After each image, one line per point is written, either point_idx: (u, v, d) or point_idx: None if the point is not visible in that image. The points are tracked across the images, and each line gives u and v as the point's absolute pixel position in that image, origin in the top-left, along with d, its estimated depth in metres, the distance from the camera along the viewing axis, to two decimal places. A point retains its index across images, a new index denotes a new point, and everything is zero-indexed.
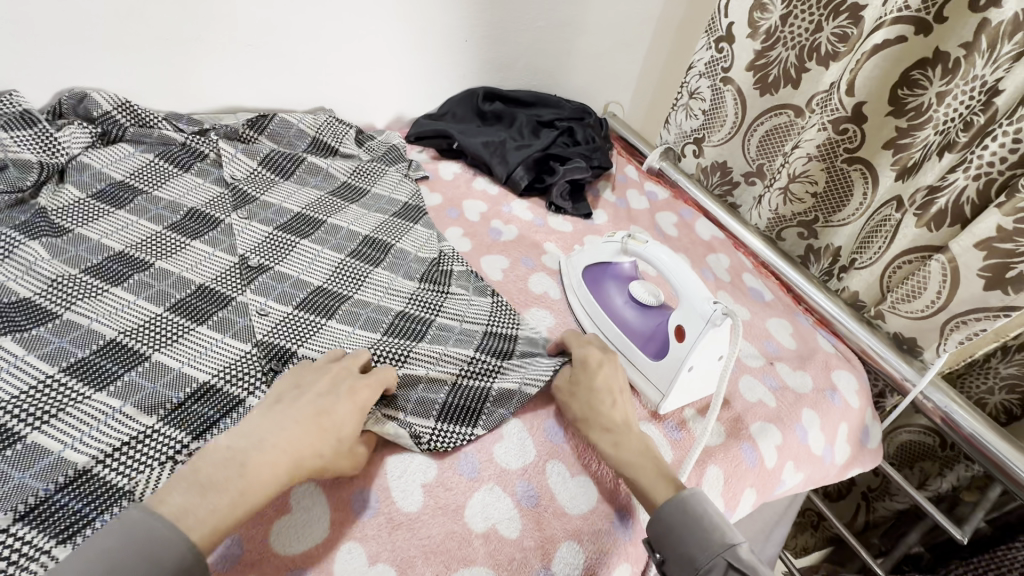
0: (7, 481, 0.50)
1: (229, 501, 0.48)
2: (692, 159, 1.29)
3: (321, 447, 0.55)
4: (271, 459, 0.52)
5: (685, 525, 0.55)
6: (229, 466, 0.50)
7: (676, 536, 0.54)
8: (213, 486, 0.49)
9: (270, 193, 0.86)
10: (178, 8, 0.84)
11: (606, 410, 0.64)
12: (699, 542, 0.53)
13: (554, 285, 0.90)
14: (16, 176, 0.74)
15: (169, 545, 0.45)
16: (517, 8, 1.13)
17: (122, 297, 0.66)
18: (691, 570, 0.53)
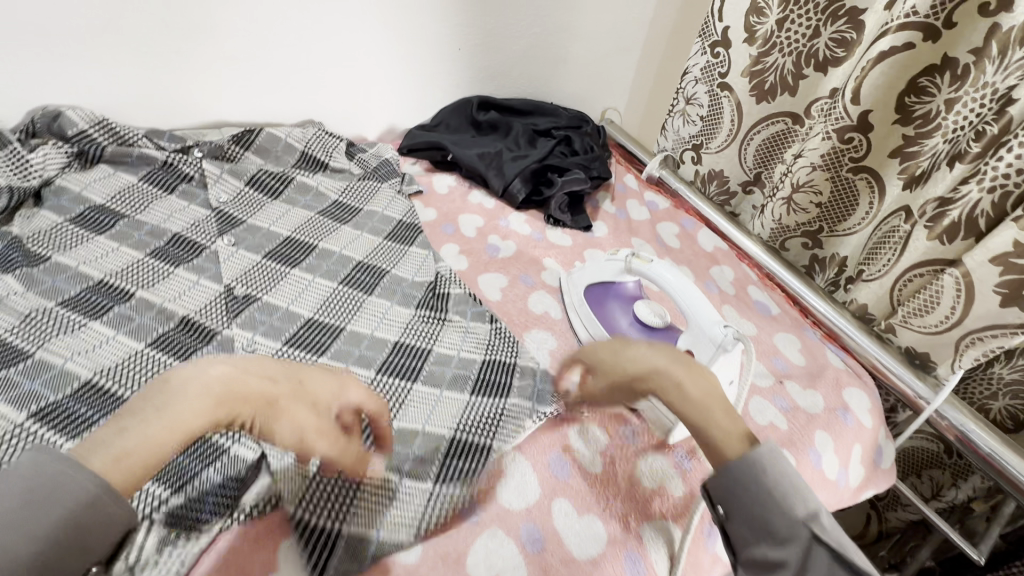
0: None
1: (150, 435, 0.45)
2: (690, 165, 1.25)
3: (268, 375, 0.53)
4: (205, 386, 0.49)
5: (764, 492, 0.50)
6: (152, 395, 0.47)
7: (748, 507, 0.51)
8: (135, 414, 0.46)
9: (258, 216, 0.83)
10: (152, 20, 0.80)
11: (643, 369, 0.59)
12: (776, 510, 0.50)
13: (555, 304, 0.86)
14: None
15: (69, 486, 0.41)
16: (509, 14, 1.10)
17: (99, 332, 0.61)
18: (768, 537, 0.50)
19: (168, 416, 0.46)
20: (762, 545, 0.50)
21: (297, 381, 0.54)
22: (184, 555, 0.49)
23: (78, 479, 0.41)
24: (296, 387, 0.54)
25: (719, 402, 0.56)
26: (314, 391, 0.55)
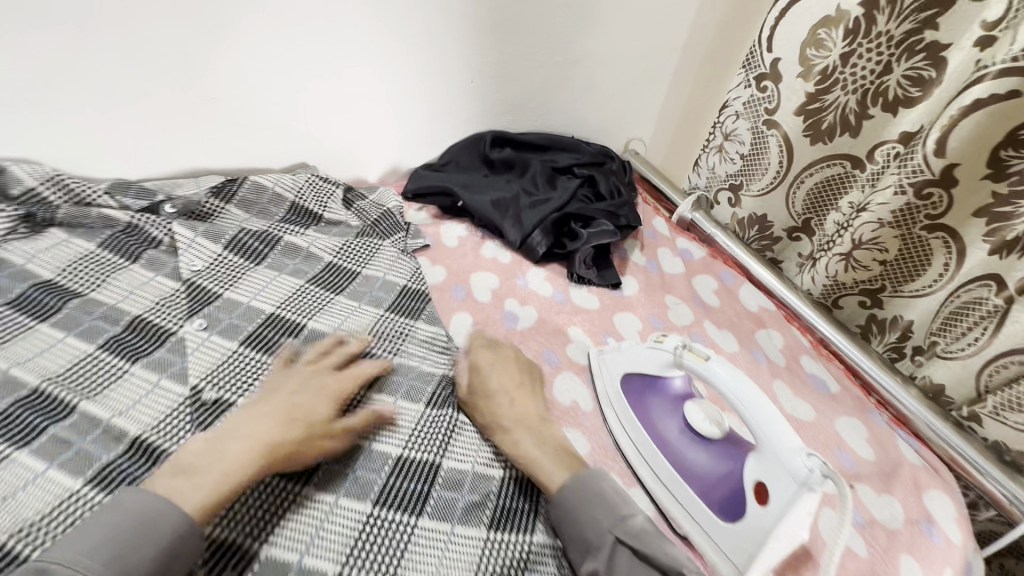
0: None
1: (220, 482, 0.47)
2: (727, 207, 1.12)
3: (290, 433, 0.53)
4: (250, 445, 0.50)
5: (585, 501, 0.56)
6: (206, 454, 0.49)
7: (573, 519, 0.56)
8: (197, 470, 0.48)
9: (237, 287, 0.71)
10: (114, 60, 0.68)
11: (504, 408, 0.64)
12: (587, 523, 0.55)
13: (585, 391, 0.73)
14: None
15: (164, 521, 0.43)
16: (529, 42, 0.97)
17: (22, 465, 0.49)
18: (586, 549, 0.54)
19: (229, 464, 0.48)
20: (582, 556, 0.55)
21: (301, 414, 0.55)
22: None
23: (168, 513, 0.44)
24: (308, 420, 0.55)
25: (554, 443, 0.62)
26: (321, 414, 0.56)
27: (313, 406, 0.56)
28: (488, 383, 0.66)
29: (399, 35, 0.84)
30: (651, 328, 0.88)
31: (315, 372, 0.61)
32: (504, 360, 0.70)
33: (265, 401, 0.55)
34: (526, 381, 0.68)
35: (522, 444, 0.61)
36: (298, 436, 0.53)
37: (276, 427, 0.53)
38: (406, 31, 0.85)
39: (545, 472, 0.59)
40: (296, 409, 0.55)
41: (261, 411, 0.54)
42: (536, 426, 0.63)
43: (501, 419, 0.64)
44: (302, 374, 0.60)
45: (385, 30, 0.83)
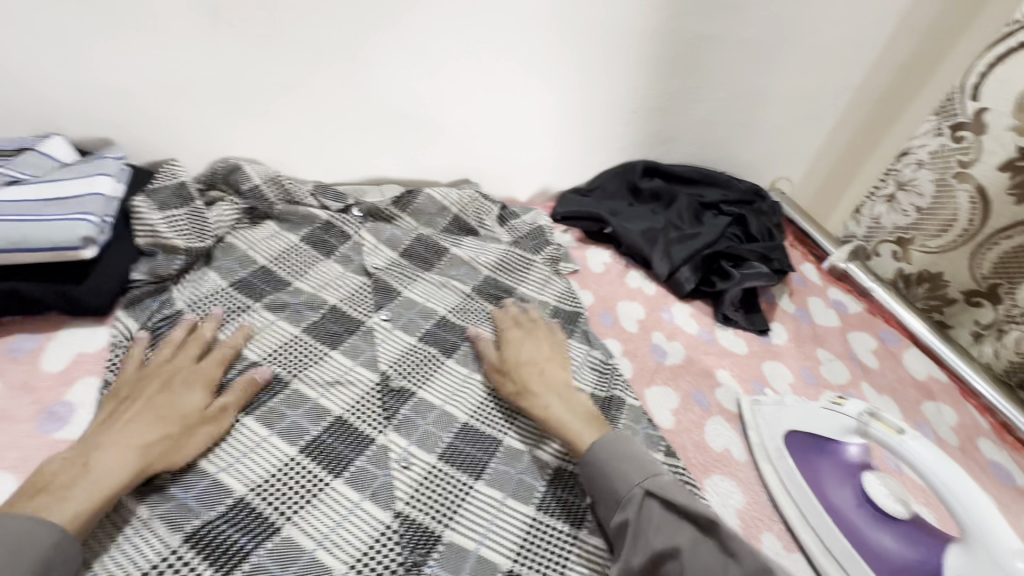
0: None
1: (86, 497, 0.45)
2: (890, 261, 1.06)
3: (158, 434, 0.50)
4: (120, 454, 0.48)
5: (615, 458, 0.56)
6: (75, 468, 0.46)
7: (603, 473, 0.56)
8: (61, 487, 0.45)
9: (413, 288, 0.77)
10: (337, 78, 0.76)
11: (531, 375, 0.64)
12: (616, 476, 0.55)
13: (737, 439, 0.70)
14: (162, 263, 0.66)
15: (33, 541, 0.41)
16: (699, 76, 0.96)
17: (252, 429, 0.56)
18: (615, 504, 0.54)
19: (99, 477, 0.46)
20: (613, 511, 0.54)
21: (170, 410, 0.52)
22: None
23: (38, 530, 0.42)
24: (176, 419, 0.52)
25: (581, 408, 0.62)
26: (191, 404, 0.54)
27: (180, 398, 0.54)
28: (520, 355, 0.67)
29: (574, 64, 0.87)
30: (804, 383, 0.83)
31: (182, 363, 0.57)
32: (535, 339, 0.69)
33: (124, 407, 0.52)
34: (554, 352, 0.68)
35: (550, 408, 0.61)
36: (174, 432, 0.51)
37: (148, 427, 0.50)
38: (582, 61, 0.87)
39: (571, 430, 0.60)
40: (162, 407, 0.52)
41: (123, 421, 0.50)
42: (565, 393, 0.63)
43: (538, 383, 0.64)
44: (162, 370, 0.55)
45: (564, 59, 0.86)
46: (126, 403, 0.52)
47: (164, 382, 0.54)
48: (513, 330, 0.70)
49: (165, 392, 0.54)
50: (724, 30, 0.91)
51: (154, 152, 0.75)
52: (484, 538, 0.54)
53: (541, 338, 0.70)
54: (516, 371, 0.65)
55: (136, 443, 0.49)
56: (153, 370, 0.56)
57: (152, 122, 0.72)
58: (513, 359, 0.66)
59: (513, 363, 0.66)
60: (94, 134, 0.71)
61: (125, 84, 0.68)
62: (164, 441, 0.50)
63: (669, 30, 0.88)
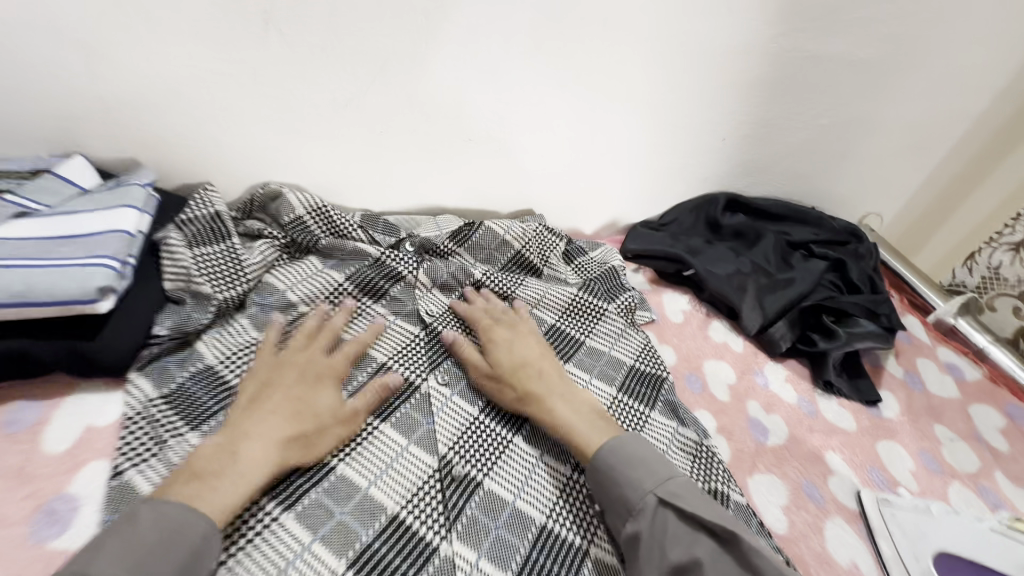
0: None
1: (234, 488, 0.44)
2: (1010, 318, 0.91)
3: (306, 428, 0.50)
4: (269, 446, 0.48)
5: (628, 464, 0.52)
6: (222, 456, 0.46)
7: (613, 478, 0.52)
8: (214, 475, 0.44)
9: (472, 341, 0.66)
10: (398, 97, 0.66)
11: (528, 376, 0.59)
12: (626, 483, 0.51)
13: (863, 550, 0.58)
14: (190, 315, 0.56)
15: (187, 531, 0.40)
16: (800, 102, 0.84)
17: (292, 534, 0.46)
18: (626, 513, 0.50)
19: (243, 470, 0.45)
20: (623, 521, 0.51)
21: (309, 406, 0.51)
22: None
23: (191, 521, 0.41)
24: (315, 412, 0.51)
25: (585, 412, 0.57)
26: (334, 398, 0.53)
27: (317, 394, 0.53)
28: (513, 355, 0.61)
29: (664, 86, 0.76)
30: (927, 471, 0.70)
31: (313, 354, 0.56)
32: (522, 336, 0.64)
33: (270, 391, 0.51)
34: (542, 350, 0.63)
35: (555, 413, 0.57)
36: (311, 425, 0.51)
37: (289, 418, 0.50)
38: (674, 82, 0.76)
39: (582, 436, 0.55)
40: (303, 400, 0.51)
41: (270, 409, 0.50)
42: (569, 394, 0.59)
43: (536, 387, 0.58)
44: (297, 364, 0.54)
45: (652, 80, 0.75)
46: (270, 389, 0.52)
47: (306, 374, 0.54)
48: (498, 330, 0.64)
49: (309, 383, 0.53)
50: (839, 50, 0.79)
51: (190, 175, 0.66)
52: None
53: (528, 336, 0.64)
54: (514, 377, 0.59)
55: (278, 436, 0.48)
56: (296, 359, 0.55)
57: (188, 143, 0.63)
58: (507, 361, 0.60)
59: (508, 366, 0.60)
60: (122, 155, 0.62)
61: (159, 100, 0.59)
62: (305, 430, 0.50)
63: (777, 50, 0.76)
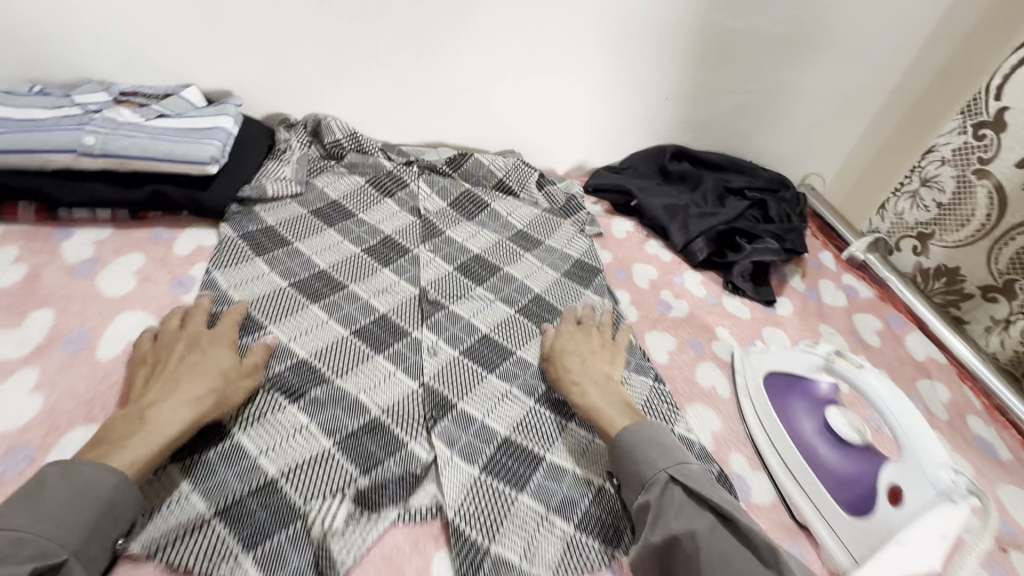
0: (216, 476, 0.52)
1: (143, 445, 0.48)
2: (910, 255, 1.10)
3: (207, 384, 0.54)
4: (176, 404, 0.51)
5: (644, 443, 0.57)
6: (130, 424, 0.49)
7: (629, 457, 0.57)
8: (121, 439, 0.48)
9: (454, 230, 0.89)
10: (411, 54, 0.92)
11: (578, 367, 0.67)
12: (642, 460, 0.56)
13: (724, 380, 0.79)
14: (271, 185, 0.83)
15: (101, 481, 0.44)
16: (731, 68, 1.06)
17: (319, 313, 0.70)
18: (638, 485, 0.55)
19: (153, 426, 0.49)
20: (636, 493, 0.55)
21: (209, 367, 0.56)
22: (368, 532, 0.51)
23: (103, 478, 0.45)
24: (220, 373, 0.56)
25: (620, 403, 0.63)
26: (226, 360, 0.57)
27: (213, 357, 0.57)
28: (567, 346, 0.70)
29: (614, 52, 0.99)
30: None
31: (200, 331, 0.60)
32: (584, 335, 0.73)
33: (157, 373, 0.54)
34: (602, 348, 0.71)
35: (587, 394, 0.64)
36: (218, 381, 0.55)
37: (193, 382, 0.53)
38: (622, 49, 0.99)
39: (606, 420, 0.61)
40: (199, 365, 0.55)
41: (168, 379, 0.54)
42: (604, 386, 0.65)
43: (580, 374, 0.66)
44: (186, 337, 0.58)
45: (603, 47, 0.98)
46: (155, 373, 0.55)
47: (199, 349, 0.58)
48: (568, 326, 0.74)
49: (191, 352, 0.57)
50: (756, 27, 1.00)
51: (266, 105, 0.94)
52: (488, 414, 0.64)
53: (595, 337, 0.73)
54: (560, 361, 0.69)
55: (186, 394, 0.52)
56: (182, 336, 0.59)
57: (266, 81, 0.91)
58: (558, 351, 0.70)
59: (560, 353, 0.70)
60: (221, 88, 0.90)
61: (251, 49, 0.87)
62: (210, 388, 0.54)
63: (702, 26, 0.98)
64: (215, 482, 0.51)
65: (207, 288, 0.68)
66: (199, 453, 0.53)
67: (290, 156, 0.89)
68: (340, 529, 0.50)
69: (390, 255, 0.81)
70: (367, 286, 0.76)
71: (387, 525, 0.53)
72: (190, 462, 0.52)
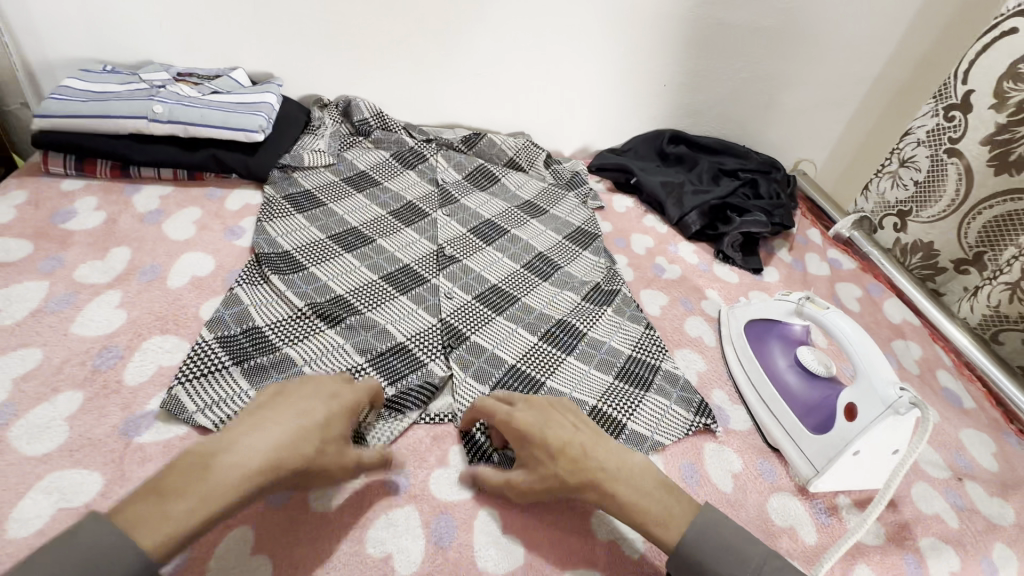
0: (269, 377, 0.61)
1: (193, 511, 0.42)
2: (891, 232, 1.15)
3: (290, 450, 0.47)
4: (242, 471, 0.45)
5: (717, 549, 0.50)
6: (193, 473, 0.44)
7: (706, 571, 0.49)
8: (171, 496, 0.42)
9: (469, 198, 0.99)
10: (430, 41, 1.02)
11: (583, 464, 0.53)
12: (725, 574, 0.49)
13: (710, 332, 0.88)
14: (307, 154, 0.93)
15: (118, 561, 0.39)
16: (724, 58, 1.15)
17: (354, 260, 0.80)
18: None
19: (207, 489, 0.43)
20: None
21: (308, 430, 0.49)
22: (394, 427, 0.61)
23: (125, 554, 0.40)
24: (315, 438, 0.49)
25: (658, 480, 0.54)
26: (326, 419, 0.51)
27: (317, 408, 0.51)
28: (551, 439, 0.53)
29: (614, 42, 1.08)
30: None
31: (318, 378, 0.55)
32: (556, 414, 0.56)
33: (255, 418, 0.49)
34: (585, 436, 0.55)
35: (621, 489, 0.52)
36: (308, 452, 0.48)
37: (274, 439, 0.47)
38: (622, 39, 1.08)
39: (660, 515, 0.51)
40: (299, 415, 0.50)
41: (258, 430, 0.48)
42: (629, 463, 0.54)
43: (592, 467, 0.53)
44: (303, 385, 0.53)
45: (605, 36, 1.07)
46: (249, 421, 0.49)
47: (313, 402, 0.52)
48: (521, 413, 0.56)
49: (289, 409, 0.50)
50: (744, 20, 1.09)
51: (304, 88, 1.06)
52: (496, 345, 0.73)
53: (559, 415, 0.56)
54: (559, 460, 0.53)
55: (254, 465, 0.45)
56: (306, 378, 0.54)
57: (303, 66, 1.02)
58: (545, 447, 0.53)
59: (549, 447, 0.53)
60: (263, 70, 1.02)
61: (290, 36, 0.98)
62: (293, 465, 0.47)
63: (695, 17, 1.08)
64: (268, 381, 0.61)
65: (256, 236, 0.78)
66: (254, 360, 0.63)
67: (324, 131, 1.01)
68: (372, 424, 0.60)
69: (412, 217, 0.92)
70: (390, 243, 0.85)
71: (410, 423, 0.63)
72: (246, 365, 0.62)
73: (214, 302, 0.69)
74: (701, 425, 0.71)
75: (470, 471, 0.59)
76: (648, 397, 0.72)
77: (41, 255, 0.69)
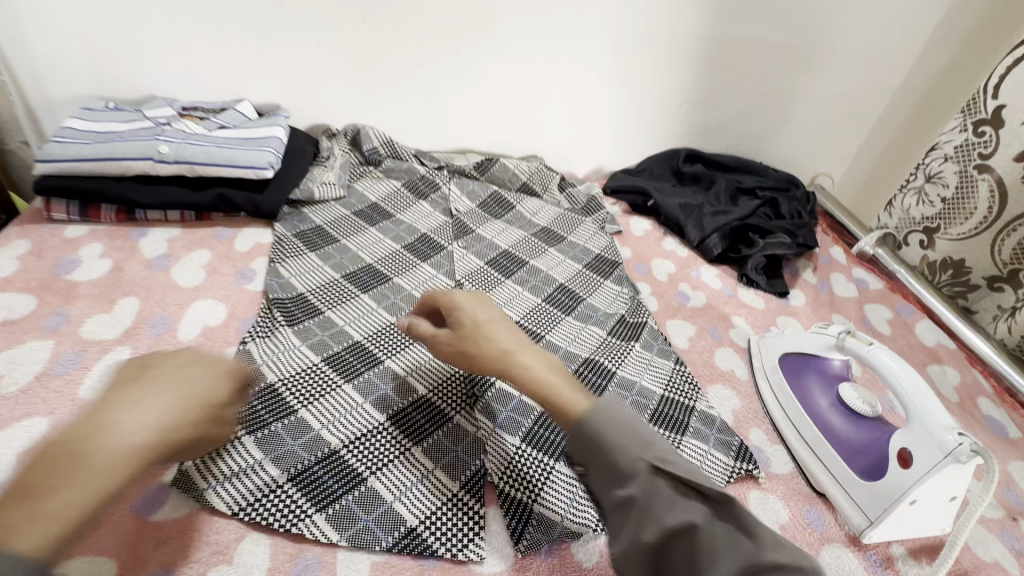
0: (286, 447, 0.58)
1: (77, 499, 0.37)
2: (917, 249, 1.12)
3: (181, 418, 0.44)
4: (126, 438, 0.40)
5: (615, 427, 0.46)
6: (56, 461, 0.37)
7: (597, 447, 0.46)
8: (38, 494, 0.36)
9: (484, 228, 0.96)
10: (441, 66, 1.00)
11: (488, 338, 0.54)
12: (615, 447, 0.45)
13: (742, 364, 0.84)
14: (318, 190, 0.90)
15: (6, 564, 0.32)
16: (740, 75, 1.12)
17: (370, 303, 0.76)
18: (615, 477, 0.45)
19: (91, 474, 0.38)
20: (615, 485, 0.45)
21: (200, 402, 0.46)
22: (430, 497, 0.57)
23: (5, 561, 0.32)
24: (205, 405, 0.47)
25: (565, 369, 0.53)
26: (217, 388, 0.48)
27: (200, 380, 0.48)
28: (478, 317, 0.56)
29: (628, 59, 1.05)
30: None
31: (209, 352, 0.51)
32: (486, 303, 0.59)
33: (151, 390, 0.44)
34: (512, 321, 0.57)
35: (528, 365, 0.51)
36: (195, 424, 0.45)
37: (170, 408, 0.44)
38: (636, 56, 1.05)
39: (558, 394, 0.49)
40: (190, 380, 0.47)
41: (146, 396, 0.44)
42: (544, 354, 0.53)
43: (505, 344, 0.53)
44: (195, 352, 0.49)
45: (618, 53, 1.04)
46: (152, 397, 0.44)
47: (187, 367, 0.48)
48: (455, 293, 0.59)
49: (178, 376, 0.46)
50: (761, 35, 1.07)
51: (311, 118, 1.02)
52: None
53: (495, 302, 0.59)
54: (479, 334, 0.54)
55: (158, 426, 0.42)
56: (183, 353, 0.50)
57: (309, 95, 0.99)
58: (471, 320, 0.56)
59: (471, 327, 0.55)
60: (270, 101, 0.98)
61: (297, 66, 0.95)
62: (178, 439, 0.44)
63: (711, 35, 1.05)
64: (282, 452, 0.57)
65: (269, 279, 0.75)
66: (270, 426, 0.59)
67: (333, 162, 0.98)
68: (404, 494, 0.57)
69: (429, 252, 0.88)
70: (409, 282, 0.82)
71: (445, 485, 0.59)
72: (260, 433, 0.58)
73: (228, 356, 0.65)
74: (743, 472, 0.67)
75: (505, 535, 0.56)
76: (684, 442, 0.68)
77: (46, 310, 0.66)
